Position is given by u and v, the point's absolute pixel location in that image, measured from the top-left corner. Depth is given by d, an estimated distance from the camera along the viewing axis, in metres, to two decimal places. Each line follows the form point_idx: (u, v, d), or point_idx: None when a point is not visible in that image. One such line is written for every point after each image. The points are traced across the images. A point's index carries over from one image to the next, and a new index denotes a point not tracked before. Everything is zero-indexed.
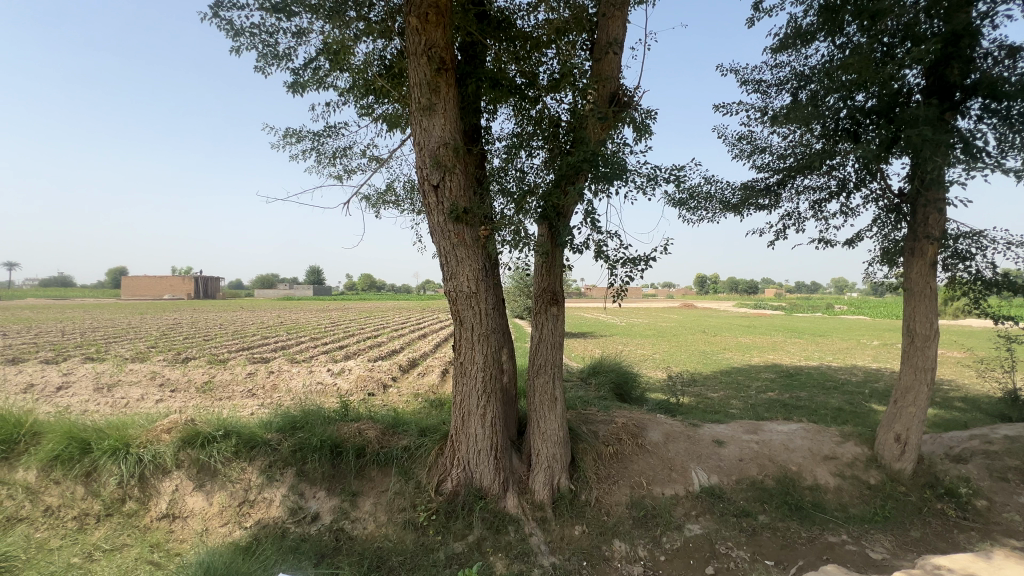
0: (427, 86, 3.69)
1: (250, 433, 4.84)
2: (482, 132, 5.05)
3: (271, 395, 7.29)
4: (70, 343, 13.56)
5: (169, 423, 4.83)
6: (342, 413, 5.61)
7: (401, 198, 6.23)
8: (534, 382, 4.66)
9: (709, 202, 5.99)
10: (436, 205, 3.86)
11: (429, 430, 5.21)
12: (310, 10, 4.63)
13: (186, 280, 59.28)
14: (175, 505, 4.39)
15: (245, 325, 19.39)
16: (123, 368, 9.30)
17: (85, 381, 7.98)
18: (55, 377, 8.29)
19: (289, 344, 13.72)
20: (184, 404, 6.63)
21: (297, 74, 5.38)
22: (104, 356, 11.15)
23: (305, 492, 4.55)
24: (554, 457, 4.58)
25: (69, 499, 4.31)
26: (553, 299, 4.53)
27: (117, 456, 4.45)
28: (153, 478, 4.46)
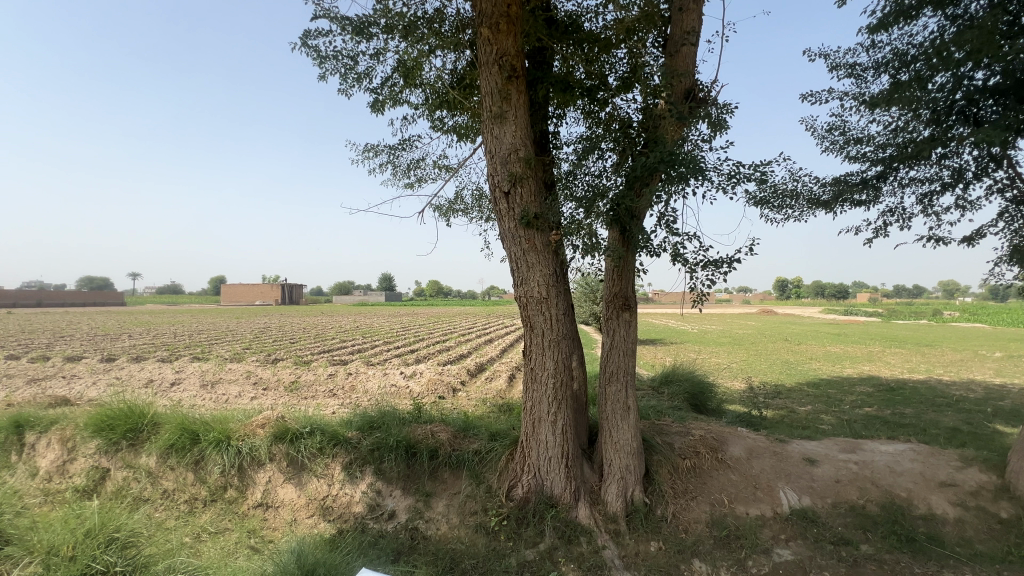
0: (499, 94, 3.73)
1: (332, 431, 5.14)
2: (550, 137, 5.04)
3: (350, 395, 7.72)
4: (181, 344, 15.29)
5: (263, 419, 5.24)
6: (415, 415, 5.79)
7: (470, 207, 6.38)
8: (605, 391, 4.54)
9: (795, 200, 5.54)
10: (507, 212, 3.87)
11: (499, 434, 5.24)
12: (387, 30, 4.86)
13: (274, 287, 64.84)
14: (268, 495, 4.75)
15: (326, 330, 20.81)
16: (224, 367, 10.30)
17: (192, 379, 8.91)
18: (169, 374, 9.35)
19: (365, 347, 14.51)
20: (274, 401, 7.19)
21: (375, 92, 5.68)
22: (208, 356, 12.43)
23: (382, 490, 4.74)
24: (627, 468, 4.43)
25: (182, 484, 4.80)
26: (625, 304, 4.41)
27: (221, 447, 4.88)
28: (250, 469, 4.86)
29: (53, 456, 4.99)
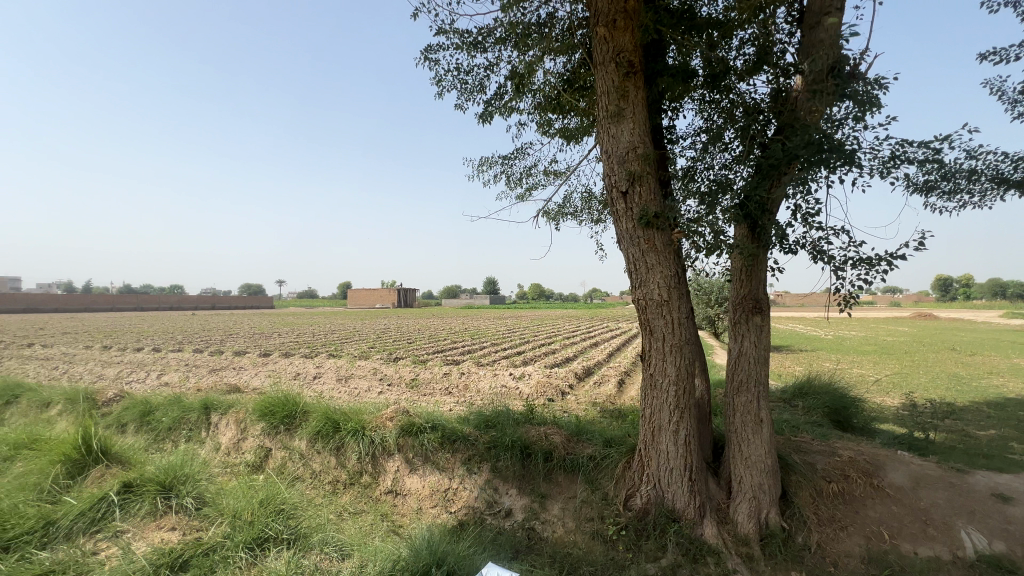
0: (616, 92, 3.66)
1: (452, 427, 5.43)
2: (665, 132, 4.82)
3: (464, 394, 8.11)
4: (319, 343, 17.33)
5: (392, 412, 5.71)
6: (527, 416, 5.89)
7: (579, 210, 6.33)
8: (733, 401, 4.18)
9: (974, 182, 4.62)
10: (625, 212, 3.77)
11: (614, 441, 5.12)
12: (501, 41, 5.03)
13: (391, 292, 70.76)
14: (397, 483, 5.15)
15: (438, 331, 22.16)
16: (354, 365, 11.45)
17: (331, 374, 10.03)
18: (312, 369, 10.63)
19: (475, 348, 15.15)
20: (398, 397, 7.80)
21: (487, 102, 5.90)
22: (341, 354, 13.93)
23: (499, 487, 4.88)
24: (761, 487, 4.02)
25: (327, 466, 5.40)
26: (756, 307, 4.03)
27: (357, 436, 5.41)
28: (381, 458, 5.31)
29: (230, 435, 5.91)
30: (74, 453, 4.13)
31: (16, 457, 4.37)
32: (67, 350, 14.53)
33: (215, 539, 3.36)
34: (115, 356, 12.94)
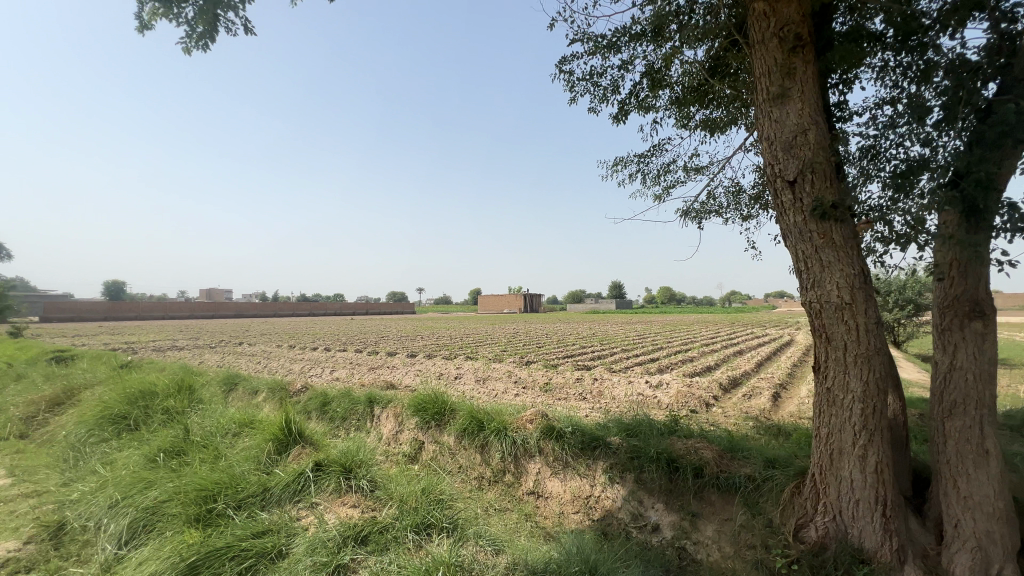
0: (780, 70, 3.29)
1: (592, 434, 5.37)
2: (833, 111, 4.19)
3: (599, 400, 7.95)
4: (457, 345, 18.55)
5: (531, 415, 5.85)
6: (672, 427, 5.56)
7: (724, 207, 5.83)
8: (944, 427, 3.41)
9: None
10: (793, 203, 3.35)
11: (777, 462, 4.59)
12: (637, 38, 4.91)
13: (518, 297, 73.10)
14: (538, 485, 5.20)
15: (566, 336, 22.22)
16: (490, 367, 11.99)
17: (470, 375, 10.64)
18: (453, 370, 11.40)
19: (605, 354, 14.83)
20: (534, 400, 7.96)
21: (621, 102, 5.78)
22: (477, 356, 14.72)
23: (644, 500, 4.65)
24: (990, 537, 3.20)
25: (472, 463, 5.66)
26: (974, 311, 3.25)
27: (500, 435, 5.63)
28: (523, 459, 5.43)
29: (389, 426, 6.52)
30: (280, 434, 4.98)
31: (240, 433, 5.41)
32: (265, 348, 17.71)
33: (388, 520, 3.72)
34: (299, 355, 15.41)
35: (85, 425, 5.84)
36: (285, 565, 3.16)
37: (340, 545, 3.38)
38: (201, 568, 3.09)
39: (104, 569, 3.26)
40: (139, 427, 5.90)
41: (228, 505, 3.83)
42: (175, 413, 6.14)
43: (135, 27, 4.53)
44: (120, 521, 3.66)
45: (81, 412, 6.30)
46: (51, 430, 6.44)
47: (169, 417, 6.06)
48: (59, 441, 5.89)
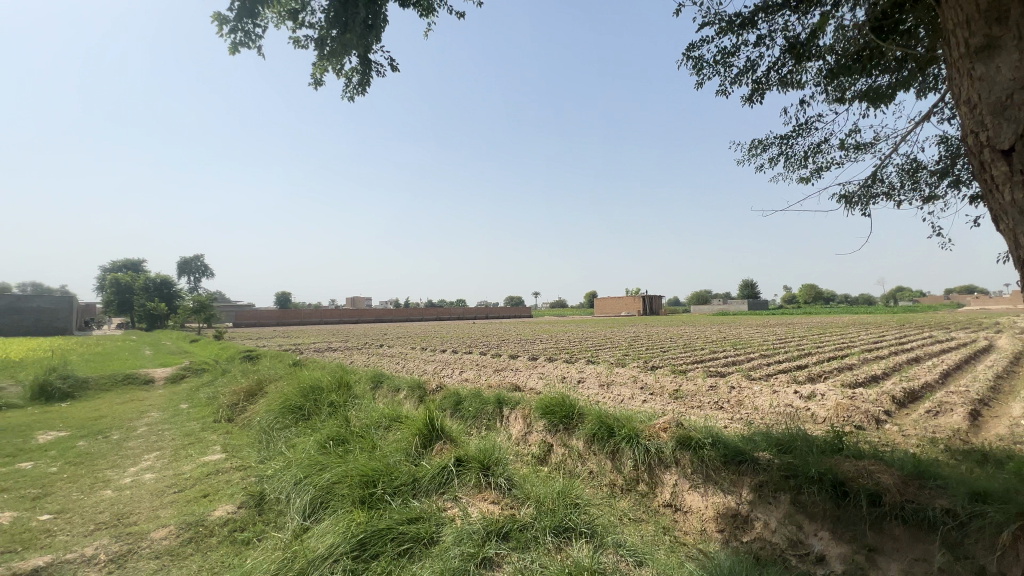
0: (985, 16, 2.73)
1: (737, 447, 4.92)
2: None
3: (739, 410, 7.27)
4: (577, 349, 18.45)
5: (665, 423, 5.58)
6: (835, 445, 4.85)
7: (896, 188, 4.97)
8: None
9: None
10: (1010, 174, 2.67)
11: (988, 496, 3.74)
12: (778, 9, 4.46)
13: (636, 299, 70.51)
14: (676, 498, 4.90)
15: (693, 340, 20.77)
16: (613, 371, 11.69)
17: (593, 380, 10.49)
18: (576, 374, 11.34)
19: (741, 359, 13.53)
20: (665, 407, 7.56)
21: (759, 82, 5.26)
22: (599, 360, 14.46)
23: (804, 526, 4.11)
24: None
25: (603, 468, 5.55)
26: None
27: (632, 442, 5.44)
28: (658, 469, 5.18)
29: (519, 427, 6.68)
30: (424, 429, 5.41)
31: (390, 427, 6.01)
32: (402, 350, 19.49)
33: (527, 519, 3.82)
34: (431, 356, 16.66)
35: (273, 413, 7.01)
36: (436, 551, 3.39)
37: (485, 538, 3.54)
38: (368, 545, 3.45)
39: (294, 536, 3.82)
40: (311, 417, 6.88)
41: (386, 491, 4.22)
42: (337, 406, 7.04)
43: (312, 83, 5.29)
44: (304, 496, 4.27)
45: (269, 402, 7.54)
46: (248, 416, 7.83)
47: (333, 409, 6.96)
48: (254, 425, 7.12)
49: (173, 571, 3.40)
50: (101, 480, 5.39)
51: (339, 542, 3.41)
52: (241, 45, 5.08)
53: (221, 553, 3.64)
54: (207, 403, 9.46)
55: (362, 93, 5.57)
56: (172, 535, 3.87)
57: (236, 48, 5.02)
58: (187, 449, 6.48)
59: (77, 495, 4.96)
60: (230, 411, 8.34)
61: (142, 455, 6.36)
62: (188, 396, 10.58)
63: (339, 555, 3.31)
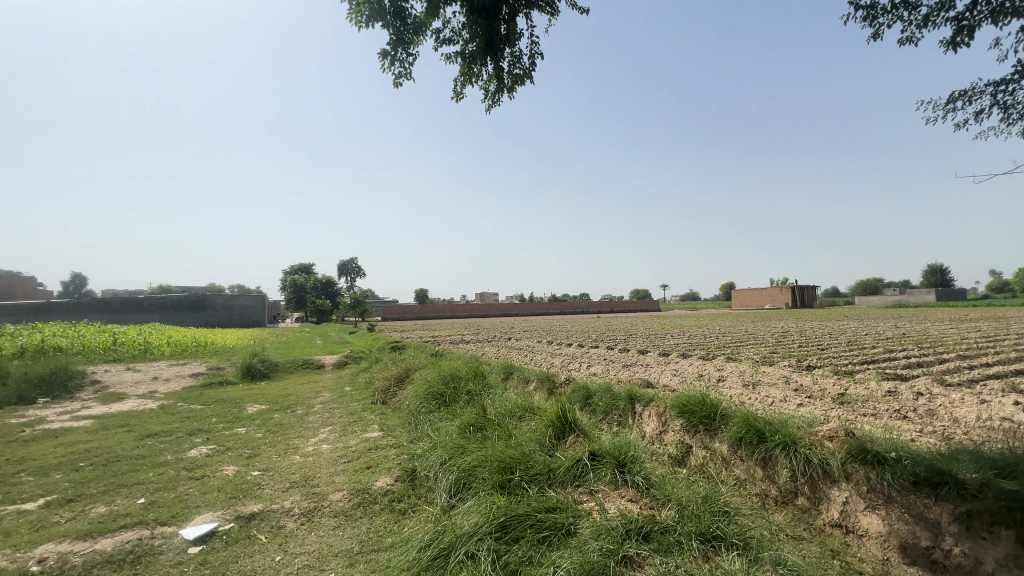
0: None
1: (932, 464, 4.05)
2: None
3: (931, 422, 6.00)
4: (714, 345, 17.06)
5: (830, 431, 4.83)
6: None
7: None
8: None
9: None
10: None
11: None
12: None
13: (783, 290, 62.75)
14: (848, 519, 4.20)
15: (860, 336, 17.79)
16: (759, 370, 10.55)
17: (735, 378, 9.58)
18: (715, 371, 10.48)
19: (929, 360, 11.19)
20: (827, 413, 6.58)
21: (959, 18, 4.25)
22: (741, 357, 13.18)
23: None
24: None
25: (752, 476, 5.01)
26: None
27: (788, 451, 4.82)
28: (823, 482, 4.51)
29: (653, 425, 6.36)
30: (557, 421, 5.46)
31: (524, 417, 6.20)
32: (529, 344, 20.02)
33: (669, 522, 3.62)
34: (557, 350, 16.82)
35: (419, 398, 7.73)
36: (576, 543, 3.40)
37: (624, 535, 3.44)
38: (509, 528, 3.58)
39: (443, 512, 4.15)
40: (451, 403, 7.43)
41: (523, 478, 4.33)
42: (474, 394, 7.50)
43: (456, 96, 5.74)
44: (449, 476, 4.61)
45: (416, 388, 8.33)
46: (399, 400, 8.75)
47: (470, 397, 7.43)
48: (404, 408, 7.93)
49: (348, 530, 3.95)
50: (292, 447, 6.51)
51: (483, 522, 3.60)
52: (401, 79, 5.58)
53: (384, 520, 4.12)
54: (366, 387, 10.81)
55: (499, 102, 5.82)
56: (345, 499, 4.49)
57: (397, 82, 5.53)
58: (353, 426, 7.48)
59: (276, 457, 6.05)
60: (383, 395, 9.42)
61: (319, 429, 7.52)
62: (350, 380, 12.21)
63: (483, 535, 3.50)
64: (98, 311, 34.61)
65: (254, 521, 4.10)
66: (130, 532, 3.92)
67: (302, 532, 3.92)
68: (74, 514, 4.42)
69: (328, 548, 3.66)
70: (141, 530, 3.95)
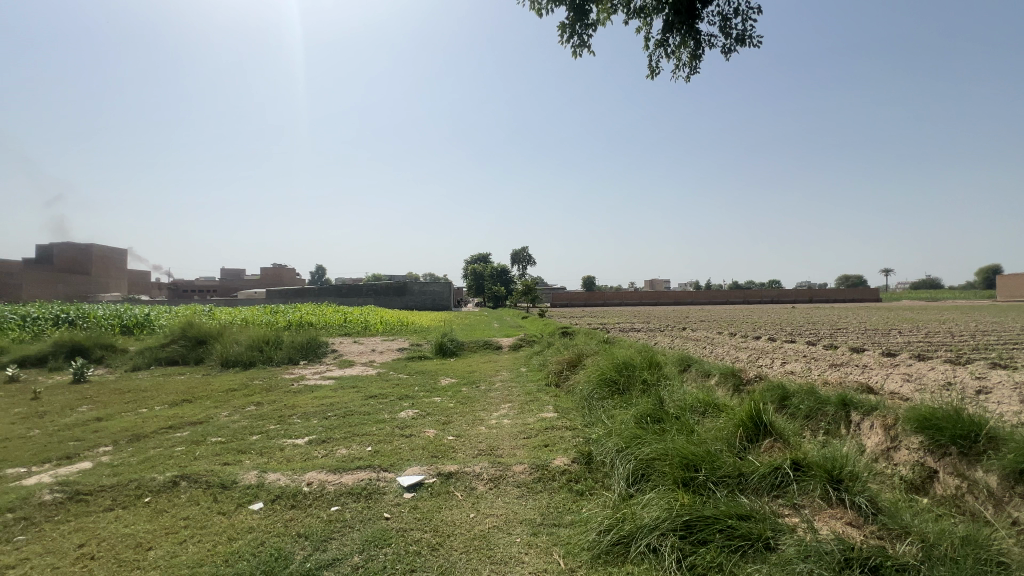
0: None
1: None
2: None
3: None
4: (969, 346, 13.22)
5: None
6: None
7: None
8: None
9: None
10: None
11: None
12: None
13: None
14: None
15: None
16: None
17: (1008, 391, 7.24)
18: (972, 379, 8.09)
19: None
20: None
21: None
22: (1014, 364, 9.94)
23: None
24: None
25: None
26: None
27: None
28: None
29: (876, 439, 5.21)
30: (748, 421, 4.89)
31: (706, 413, 5.73)
32: (707, 334, 18.48)
33: (908, 560, 2.91)
34: (742, 342, 15.11)
35: (593, 383, 7.80)
36: (777, 561, 2.99)
37: (841, 564, 2.89)
38: (694, 528, 3.34)
39: (621, 500, 4.10)
40: (625, 391, 7.32)
41: (710, 478, 3.99)
42: (649, 383, 7.22)
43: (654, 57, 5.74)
44: (626, 465, 4.52)
45: (588, 373, 8.43)
46: (572, 383, 8.98)
47: (645, 386, 7.18)
48: (577, 392, 8.11)
49: (530, 502, 4.21)
50: (478, 419, 7.23)
51: (664, 517, 3.44)
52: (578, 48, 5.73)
53: (562, 498, 4.27)
54: (540, 369, 11.39)
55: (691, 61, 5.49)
56: (526, 471, 4.78)
57: (576, 49, 5.72)
58: (530, 405, 7.95)
59: (466, 426, 6.80)
60: (557, 378, 9.77)
61: (501, 404, 8.21)
62: (525, 362, 13.00)
63: (666, 530, 3.34)
64: (334, 295, 43.62)
65: (451, 479, 4.67)
66: (362, 472, 4.86)
67: (490, 496, 4.31)
68: (326, 452, 5.68)
69: (514, 515, 3.96)
70: (370, 472, 4.86)
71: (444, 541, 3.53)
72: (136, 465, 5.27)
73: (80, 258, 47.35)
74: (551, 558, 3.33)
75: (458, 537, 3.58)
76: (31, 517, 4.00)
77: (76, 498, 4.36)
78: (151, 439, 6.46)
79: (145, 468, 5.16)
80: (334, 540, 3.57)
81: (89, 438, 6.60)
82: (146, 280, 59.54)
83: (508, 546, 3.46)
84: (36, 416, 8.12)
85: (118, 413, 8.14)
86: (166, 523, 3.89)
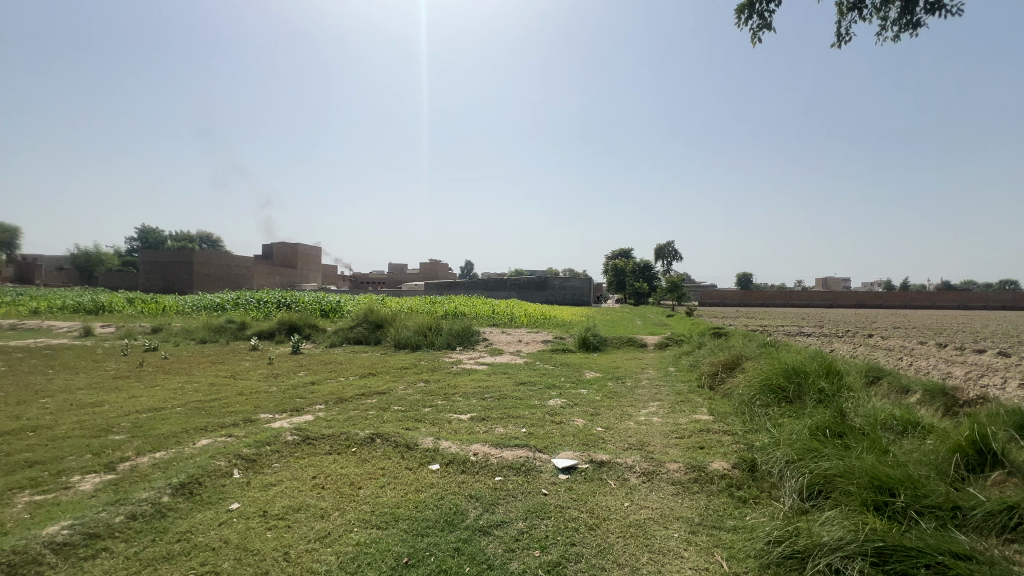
0: None
1: None
2: None
3: None
4: None
5: None
6: None
7: None
8: None
9: None
10: None
11: None
12: None
13: None
14: None
15: None
16: None
17: None
18: None
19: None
20: None
21: None
22: None
23: None
24: None
25: None
26: None
27: None
28: None
29: None
30: (967, 446, 4.06)
31: (906, 434, 4.88)
32: (903, 343, 15.38)
33: None
34: (957, 356, 12.23)
35: (754, 388, 7.19)
36: None
37: None
38: (890, 557, 2.92)
39: (794, 514, 3.78)
40: (795, 401, 6.60)
41: (911, 506, 3.43)
42: (827, 394, 6.35)
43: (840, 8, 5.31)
44: (798, 478, 4.12)
45: (749, 377, 7.76)
46: (728, 387, 8.38)
47: (822, 397, 6.35)
48: (735, 396, 7.56)
49: (687, 500, 4.13)
50: (626, 414, 7.22)
51: (850, 539, 3.08)
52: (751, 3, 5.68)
53: (723, 502, 4.09)
54: (690, 369, 10.82)
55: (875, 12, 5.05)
56: (681, 470, 4.68)
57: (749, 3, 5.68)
58: (681, 405, 7.65)
59: (614, 419, 6.86)
60: (710, 381, 9.17)
61: (649, 402, 8.06)
62: (673, 362, 12.43)
63: (852, 552, 2.99)
64: (481, 288, 46.99)
65: (604, 467, 4.81)
66: (520, 450, 5.28)
67: (644, 489, 4.34)
68: (487, 429, 6.28)
69: (670, 510, 3.94)
70: (528, 451, 5.26)
71: (601, 523, 3.69)
72: (343, 421, 6.52)
73: (291, 254, 58.81)
74: (713, 559, 3.25)
75: (614, 522, 3.70)
76: (281, 451, 5.27)
77: (307, 440, 5.59)
78: (350, 402, 7.88)
79: (349, 424, 6.35)
80: (501, 505, 3.98)
81: (308, 397, 8.35)
82: (335, 273, 71.56)
83: (666, 540, 3.47)
84: (272, 376, 10.51)
85: (325, 380, 10.09)
86: (369, 470, 4.78)
